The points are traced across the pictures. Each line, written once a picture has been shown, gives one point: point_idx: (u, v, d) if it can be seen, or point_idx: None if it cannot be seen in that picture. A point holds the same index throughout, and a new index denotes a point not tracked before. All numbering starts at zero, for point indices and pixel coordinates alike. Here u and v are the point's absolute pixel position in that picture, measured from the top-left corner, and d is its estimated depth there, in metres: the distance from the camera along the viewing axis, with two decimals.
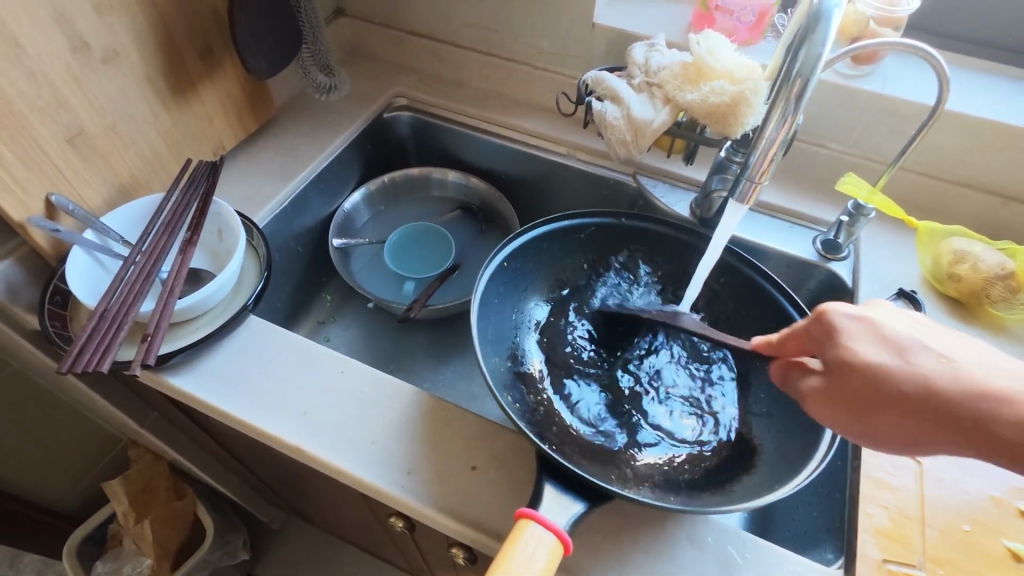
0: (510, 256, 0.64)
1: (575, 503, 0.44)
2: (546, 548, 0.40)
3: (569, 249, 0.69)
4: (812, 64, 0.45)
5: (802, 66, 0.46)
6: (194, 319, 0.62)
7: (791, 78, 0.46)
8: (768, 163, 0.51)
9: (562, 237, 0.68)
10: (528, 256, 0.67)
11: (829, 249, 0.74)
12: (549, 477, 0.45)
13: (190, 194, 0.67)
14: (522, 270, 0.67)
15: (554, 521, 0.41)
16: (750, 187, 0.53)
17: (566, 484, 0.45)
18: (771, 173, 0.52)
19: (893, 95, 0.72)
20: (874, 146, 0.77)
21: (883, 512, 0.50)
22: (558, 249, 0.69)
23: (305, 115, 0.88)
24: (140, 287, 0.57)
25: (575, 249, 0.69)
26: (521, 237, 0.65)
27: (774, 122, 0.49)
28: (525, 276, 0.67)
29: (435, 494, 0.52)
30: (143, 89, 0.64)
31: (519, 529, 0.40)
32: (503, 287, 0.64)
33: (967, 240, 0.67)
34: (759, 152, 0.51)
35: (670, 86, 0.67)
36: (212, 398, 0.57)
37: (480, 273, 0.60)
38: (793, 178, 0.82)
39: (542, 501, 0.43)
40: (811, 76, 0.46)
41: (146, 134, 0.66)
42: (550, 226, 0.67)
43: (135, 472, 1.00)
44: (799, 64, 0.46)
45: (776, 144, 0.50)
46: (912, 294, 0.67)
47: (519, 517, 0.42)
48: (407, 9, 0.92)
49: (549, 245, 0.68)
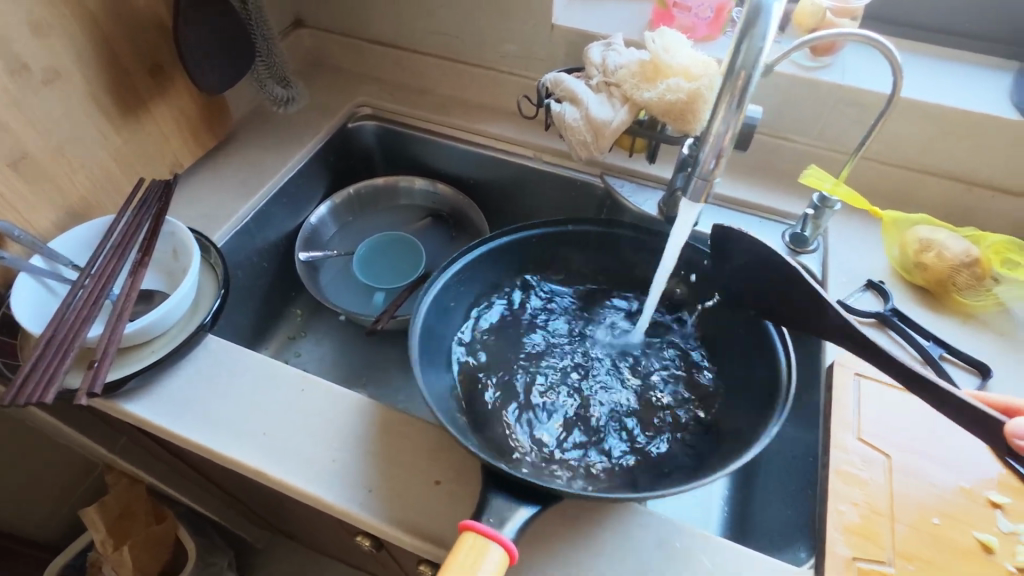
0: (457, 272, 0.63)
1: (522, 510, 0.43)
2: (490, 564, 0.39)
3: (519, 257, 0.68)
4: (755, 56, 0.44)
5: (744, 59, 0.45)
6: (150, 342, 0.60)
7: (735, 72, 0.45)
8: (717, 159, 0.50)
9: (506, 249, 0.66)
10: (476, 271, 0.65)
11: (797, 242, 0.73)
12: (495, 489, 0.44)
13: (141, 214, 0.64)
14: (468, 292, 0.65)
15: (497, 531, 0.41)
16: (702, 186, 0.52)
17: (510, 492, 0.44)
18: (722, 169, 0.50)
19: (853, 85, 0.72)
20: (836, 135, 0.76)
21: (853, 508, 0.50)
22: (510, 260, 0.67)
23: (266, 128, 0.87)
24: (87, 313, 0.54)
25: (525, 256, 0.68)
26: (458, 259, 0.63)
27: (721, 117, 0.48)
28: (469, 294, 0.65)
29: (397, 512, 0.51)
30: (89, 108, 0.63)
31: (462, 541, 0.40)
32: (446, 305, 0.62)
33: (931, 228, 0.67)
34: (709, 147, 0.49)
35: (628, 86, 0.66)
36: (167, 424, 0.56)
37: (418, 302, 0.59)
38: (758, 172, 0.81)
39: (485, 512, 0.42)
40: (754, 69, 0.45)
41: (96, 154, 0.65)
42: (494, 242, 0.65)
43: (111, 498, 0.98)
44: (742, 56, 0.45)
45: (727, 137, 0.49)
46: (879, 284, 0.68)
47: (463, 530, 0.41)
48: (368, 16, 0.91)
49: (497, 257, 0.66)
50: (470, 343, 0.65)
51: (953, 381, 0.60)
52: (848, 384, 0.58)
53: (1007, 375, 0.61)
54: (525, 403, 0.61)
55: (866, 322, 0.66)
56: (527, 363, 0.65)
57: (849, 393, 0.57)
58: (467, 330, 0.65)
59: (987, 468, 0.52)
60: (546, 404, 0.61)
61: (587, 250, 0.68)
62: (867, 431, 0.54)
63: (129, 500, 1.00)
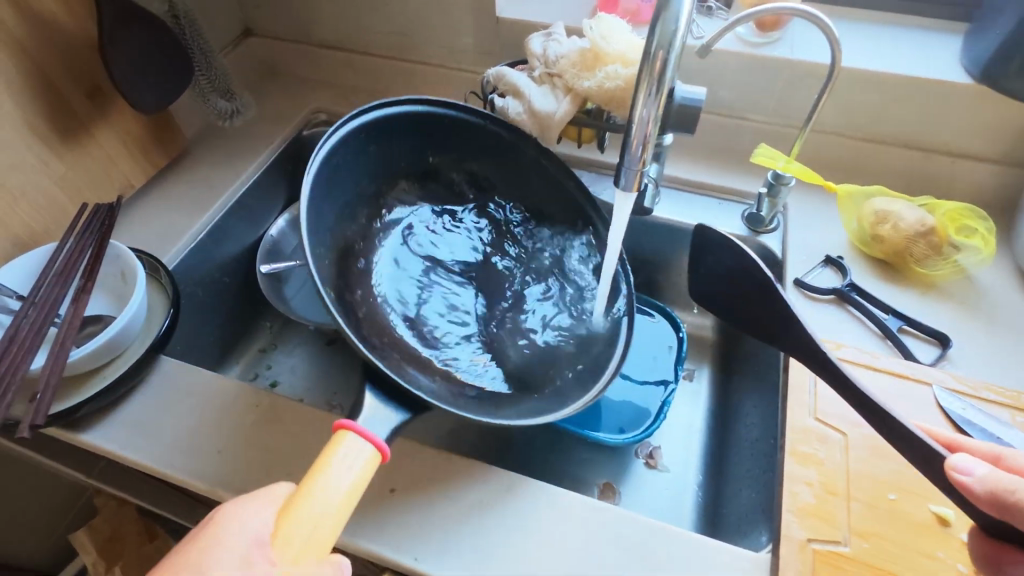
0: (348, 136, 0.60)
1: (393, 415, 0.45)
2: (361, 458, 0.41)
3: (422, 138, 0.67)
4: (670, 37, 0.44)
5: (660, 40, 0.44)
6: (102, 368, 0.59)
7: (653, 53, 0.44)
8: (643, 145, 0.49)
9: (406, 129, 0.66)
10: (372, 140, 0.64)
11: (755, 223, 0.72)
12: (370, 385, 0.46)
13: (84, 239, 0.63)
14: (364, 159, 0.64)
15: (373, 433, 0.43)
16: (633, 175, 0.51)
17: (386, 395, 0.46)
18: (649, 155, 0.50)
19: (801, 59, 0.71)
20: (791, 110, 0.75)
21: (810, 489, 0.49)
22: (410, 137, 0.67)
23: (219, 142, 0.86)
24: (30, 344, 0.54)
25: (428, 138, 0.68)
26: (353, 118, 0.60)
27: (642, 103, 0.47)
28: (364, 165, 0.64)
29: (351, 522, 0.50)
30: (24, 136, 0.62)
31: (336, 439, 0.42)
32: (337, 178, 0.61)
33: (886, 200, 0.67)
34: (633, 132, 0.48)
35: (569, 76, 0.65)
36: (122, 449, 0.56)
37: (309, 159, 0.56)
38: (716, 153, 0.80)
39: (360, 412, 0.44)
40: (671, 50, 0.44)
41: (36, 182, 0.64)
42: (393, 111, 0.64)
43: (100, 521, 0.99)
44: (657, 38, 0.44)
45: (650, 122, 0.48)
46: (838, 259, 0.67)
47: (338, 429, 0.42)
48: (314, 21, 0.90)
49: (393, 131, 0.65)
50: (365, 211, 0.65)
51: (912, 354, 0.60)
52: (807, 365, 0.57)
53: (967, 343, 0.61)
54: (413, 287, 0.65)
55: (826, 299, 0.65)
56: (425, 251, 0.68)
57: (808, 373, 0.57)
58: (364, 198, 0.65)
59: None
60: (432, 288, 0.65)
61: (490, 157, 0.70)
62: (822, 410, 0.54)
63: (118, 522, 1.00)
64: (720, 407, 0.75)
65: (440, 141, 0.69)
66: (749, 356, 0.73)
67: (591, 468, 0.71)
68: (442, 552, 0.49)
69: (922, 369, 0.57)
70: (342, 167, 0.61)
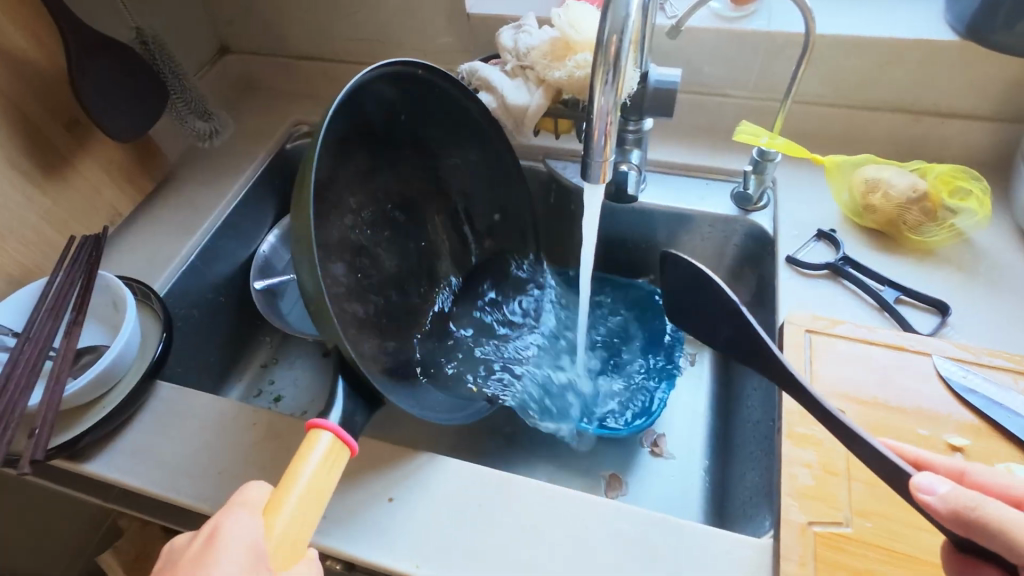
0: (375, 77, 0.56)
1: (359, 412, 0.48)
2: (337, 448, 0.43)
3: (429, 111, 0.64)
4: (622, 22, 0.43)
5: (612, 26, 0.43)
6: (102, 397, 0.60)
7: (606, 39, 0.43)
8: (606, 136, 0.47)
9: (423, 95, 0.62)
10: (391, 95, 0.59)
11: (744, 202, 0.71)
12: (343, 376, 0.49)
13: (73, 272, 0.64)
14: (373, 108, 0.58)
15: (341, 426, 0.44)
16: (600, 167, 0.49)
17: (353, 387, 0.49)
18: (613, 146, 0.48)
19: (779, 30, 0.69)
20: (774, 83, 0.73)
21: (809, 471, 0.49)
22: (420, 105, 0.63)
23: (202, 163, 0.86)
24: (26, 381, 0.55)
25: (434, 112, 0.64)
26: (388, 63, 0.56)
27: (600, 91, 0.46)
28: (371, 111, 0.58)
29: (352, 534, 0.50)
30: (8, 175, 0.63)
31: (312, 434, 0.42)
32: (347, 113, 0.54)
33: (877, 167, 0.65)
34: (594, 121, 0.47)
35: (540, 67, 0.64)
36: (125, 476, 0.57)
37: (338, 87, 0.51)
38: (700, 133, 0.79)
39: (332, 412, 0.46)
40: (624, 33, 0.43)
41: (24, 219, 0.65)
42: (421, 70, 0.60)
43: (125, 542, 1.01)
44: (609, 24, 0.43)
45: (610, 110, 0.46)
46: (830, 233, 0.66)
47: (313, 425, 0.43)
48: (287, 33, 0.89)
49: (411, 92, 0.61)
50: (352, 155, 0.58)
51: (910, 324, 0.58)
52: (801, 344, 0.56)
53: (967, 309, 0.59)
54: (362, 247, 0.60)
55: (819, 275, 0.63)
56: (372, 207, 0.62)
57: (802, 353, 0.56)
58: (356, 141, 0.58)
59: (947, 412, 0.51)
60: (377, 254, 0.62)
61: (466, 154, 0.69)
62: (818, 389, 0.53)
63: (143, 541, 1.01)
64: (723, 390, 0.74)
65: (441, 122, 0.66)
66: None
67: (595, 460, 0.71)
68: (442, 558, 0.49)
69: (921, 340, 0.56)
70: (366, 95, 0.56)
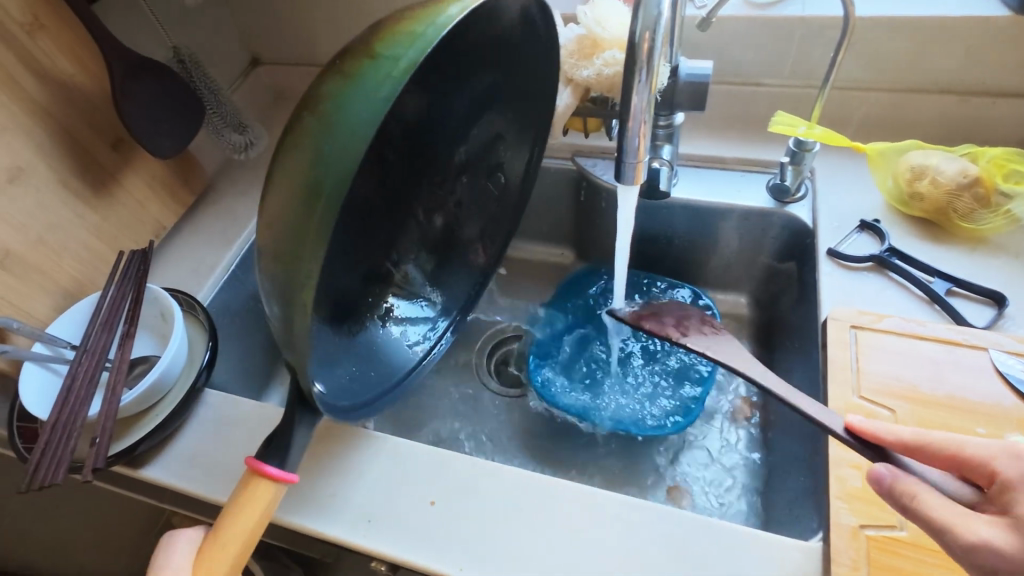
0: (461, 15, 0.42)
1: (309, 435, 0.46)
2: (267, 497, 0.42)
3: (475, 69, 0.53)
4: (655, 17, 0.42)
5: (644, 23, 0.42)
6: (153, 407, 0.62)
7: (638, 37, 0.42)
8: (641, 135, 0.47)
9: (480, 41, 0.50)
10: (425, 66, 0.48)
11: (781, 194, 0.69)
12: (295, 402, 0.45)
13: (124, 286, 0.67)
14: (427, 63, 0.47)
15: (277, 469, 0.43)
16: (633, 168, 0.48)
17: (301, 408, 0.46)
18: (646, 147, 0.47)
19: (814, 15, 0.66)
20: (810, 69, 0.71)
21: (858, 472, 0.48)
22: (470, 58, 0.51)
23: (238, 174, 0.89)
24: (85, 392, 0.58)
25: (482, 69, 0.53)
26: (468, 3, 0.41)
27: (633, 90, 0.45)
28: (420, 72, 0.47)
29: (394, 536, 0.51)
30: (61, 194, 0.66)
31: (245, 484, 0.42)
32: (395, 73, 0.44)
33: (923, 152, 0.62)
34: (627, 121, 0.46)
35: (567, 67, 0.63)
36: (179, 481, 0.59)
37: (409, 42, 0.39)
38: (733, 124, 0.77)
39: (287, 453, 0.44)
40: (656, 29, 0.42)
41: (77, 237, 0.68)
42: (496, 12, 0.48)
43: (180, 539, 1.05)
44: (641, 21, 0.42)
45: (644, 109, 0.46)
46: (874, 224, 0.64)
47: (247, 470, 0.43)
48: (315, 42, 0.91)
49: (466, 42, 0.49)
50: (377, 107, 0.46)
51: (963, 317, 0.56)
52: (847, 340, 0.54)
53: None
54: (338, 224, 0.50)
55: (863, 268, 0.61)
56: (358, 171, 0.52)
57: (849, 350, 0.54)
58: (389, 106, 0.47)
59: (1008, 408, 0.49)
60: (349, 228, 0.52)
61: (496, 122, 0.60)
62: (865, 387, 0.51)
63: None
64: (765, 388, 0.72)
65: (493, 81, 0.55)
66: (789, 331, 0.70)
67: (634, 460, 0.70)
68: (485, 560, 0.49)
69: (976, 333, 0.53)
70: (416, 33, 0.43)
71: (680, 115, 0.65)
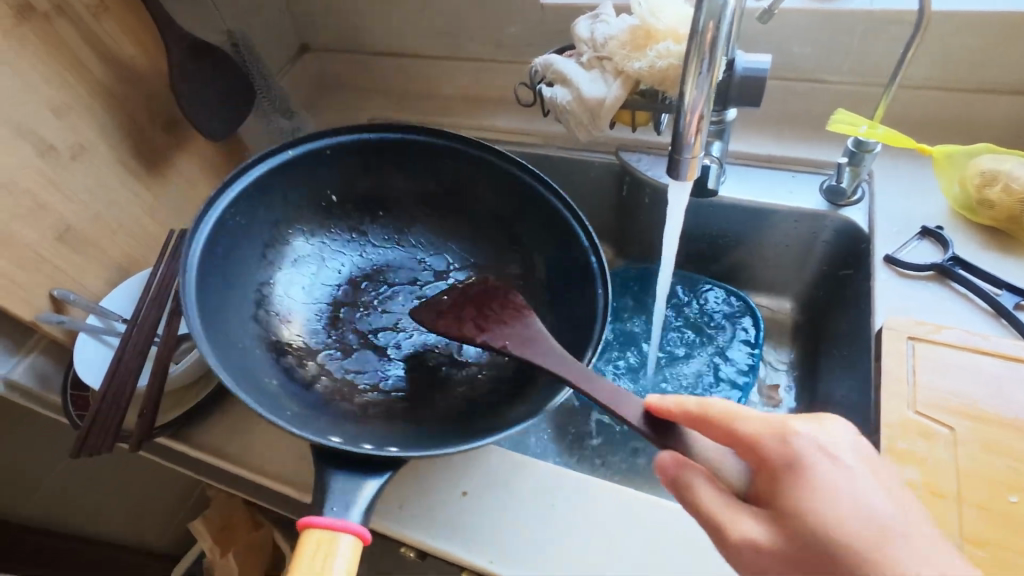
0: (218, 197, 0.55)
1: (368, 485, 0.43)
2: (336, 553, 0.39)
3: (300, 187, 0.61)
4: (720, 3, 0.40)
5: (709, 10, 0.40)
6: (197, 381, 0.64)
7: (702, 26, 0.41)
8: (698, 129, 0.45)
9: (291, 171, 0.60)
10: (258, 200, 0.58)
11: (835, 196, 0.66)
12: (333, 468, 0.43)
13: (173, 264, 0.67)
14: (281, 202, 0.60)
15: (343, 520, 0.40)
16: (687, 163, 0.47)
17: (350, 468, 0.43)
18: (702, 142, 0.46)
19: (882, 9, 0.63)
20: (874, 66, 0.67)
21: (912, 491, 0.45)
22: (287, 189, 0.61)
23: None
24: (134, 365, 0.60)
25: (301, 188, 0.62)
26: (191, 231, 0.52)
27: (693, 82, 0.43)
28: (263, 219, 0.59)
29: (427, 524, 0.52)
30: (118, 173, 0.68)
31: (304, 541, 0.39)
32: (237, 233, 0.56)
33: (996, 157, 0.58)
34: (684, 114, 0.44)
35: (618, 58, 0.62)
36: (220, 456, 0.61)
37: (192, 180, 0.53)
38: (787, 122, 0.74)
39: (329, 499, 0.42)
40: (722, 17, 0.40)
41: (131, 214, 0.70)
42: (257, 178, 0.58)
43: (214, 511, 1.07)
44: (705, 8, 0.40)
45: (702, 101, 0.44)
46: (936, 230, 0.60)
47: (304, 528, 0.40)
48: (363, 29, 0.91)
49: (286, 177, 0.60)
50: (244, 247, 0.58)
51: None
52: (903, 351, 0.52)
53: None
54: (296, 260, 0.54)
55: (923, 277, 0.58)
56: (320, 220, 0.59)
57: (904, 361, 0.51)
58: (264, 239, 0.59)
59: None
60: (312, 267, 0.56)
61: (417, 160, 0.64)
62: (923, 401, 0.49)
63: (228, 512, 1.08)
64: (809, 397, 0.70)
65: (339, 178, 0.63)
66: (838, 340, 0.67)
67: None
68: (517, 555, 0.49)
69: None
70: None
71: (734, 110, 0.63)
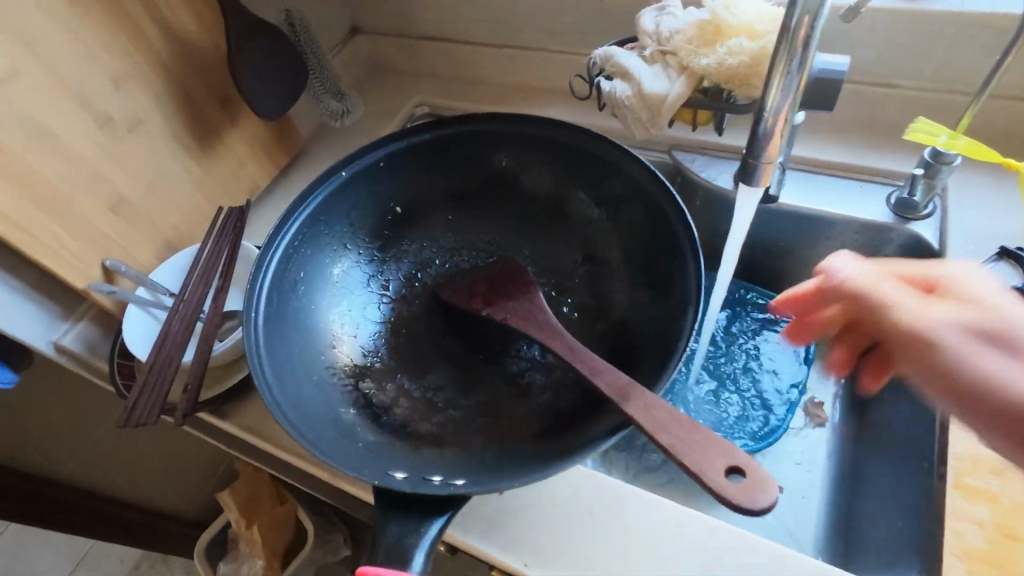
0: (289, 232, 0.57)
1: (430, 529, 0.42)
2: None
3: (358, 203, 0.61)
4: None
5: (806, 5, 0.37)
6: (239, 360, 0.65)
7: (795, 23, 0.38)
8: (778, 135, 0.44)
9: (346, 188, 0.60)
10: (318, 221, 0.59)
11: (905, 209, 0.62)
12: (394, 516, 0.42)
13: (221, 242, 0.68)
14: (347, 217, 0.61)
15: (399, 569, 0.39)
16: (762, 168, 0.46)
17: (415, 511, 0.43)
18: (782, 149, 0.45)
19: (974, 12, 0.59)
20: (959, 73, 0.63)
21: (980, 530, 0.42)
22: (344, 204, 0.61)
23: (330, 141, 0.90)
24: (180, 339, 0.61)
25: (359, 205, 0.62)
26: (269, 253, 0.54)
27: (780, 85, 0.42)
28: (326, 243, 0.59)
29: (461, 520, 0.51)
30: (172, 147, 0.68)
31: None
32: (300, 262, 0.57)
33: None
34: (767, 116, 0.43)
35: (685, 53, 0.59)
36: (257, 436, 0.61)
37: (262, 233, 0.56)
38: (856, 128, 0.70)
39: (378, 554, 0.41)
40: (818, 13, 0.37)
41: (182, 189, 0.70)
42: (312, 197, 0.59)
43: (241, 484, 1.09)
44: (801, 3, 0.37)
45: (788, 105, 0.43)
46: (1017, 251, 0.56)
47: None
48: (416, 13, 0.90)
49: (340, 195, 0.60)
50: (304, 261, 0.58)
51: None
52: None
53: None
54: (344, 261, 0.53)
55: None
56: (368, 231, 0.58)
57: None
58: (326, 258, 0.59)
59: None
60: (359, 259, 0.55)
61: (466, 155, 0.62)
62: None
63: (255, 485, 1.11)
64: (858, 418, 0.67)
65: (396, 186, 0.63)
66: None
67: None
68: (552, 559, 0.48)
69: None
70: None
71: (802, 113, 0.60)
